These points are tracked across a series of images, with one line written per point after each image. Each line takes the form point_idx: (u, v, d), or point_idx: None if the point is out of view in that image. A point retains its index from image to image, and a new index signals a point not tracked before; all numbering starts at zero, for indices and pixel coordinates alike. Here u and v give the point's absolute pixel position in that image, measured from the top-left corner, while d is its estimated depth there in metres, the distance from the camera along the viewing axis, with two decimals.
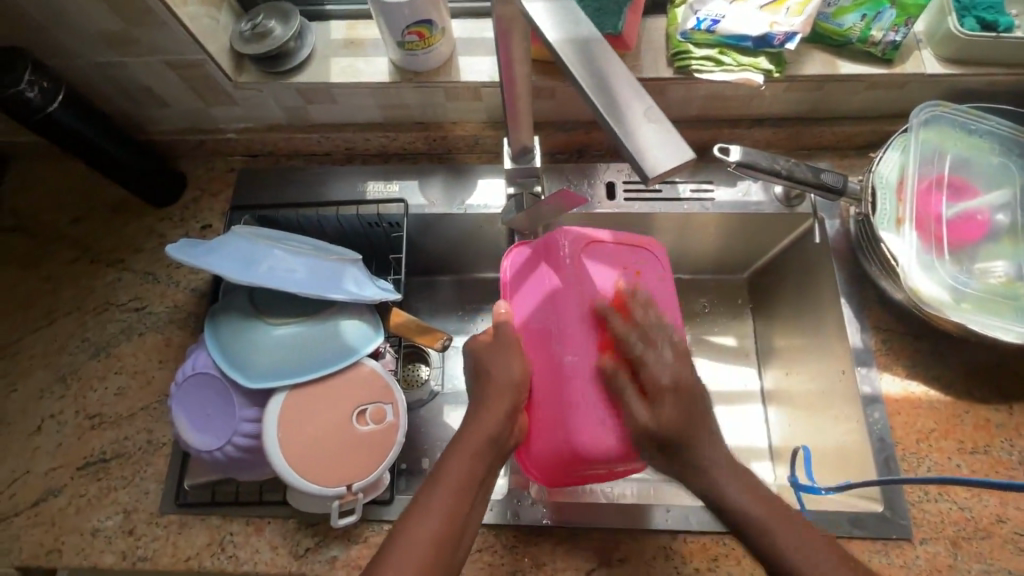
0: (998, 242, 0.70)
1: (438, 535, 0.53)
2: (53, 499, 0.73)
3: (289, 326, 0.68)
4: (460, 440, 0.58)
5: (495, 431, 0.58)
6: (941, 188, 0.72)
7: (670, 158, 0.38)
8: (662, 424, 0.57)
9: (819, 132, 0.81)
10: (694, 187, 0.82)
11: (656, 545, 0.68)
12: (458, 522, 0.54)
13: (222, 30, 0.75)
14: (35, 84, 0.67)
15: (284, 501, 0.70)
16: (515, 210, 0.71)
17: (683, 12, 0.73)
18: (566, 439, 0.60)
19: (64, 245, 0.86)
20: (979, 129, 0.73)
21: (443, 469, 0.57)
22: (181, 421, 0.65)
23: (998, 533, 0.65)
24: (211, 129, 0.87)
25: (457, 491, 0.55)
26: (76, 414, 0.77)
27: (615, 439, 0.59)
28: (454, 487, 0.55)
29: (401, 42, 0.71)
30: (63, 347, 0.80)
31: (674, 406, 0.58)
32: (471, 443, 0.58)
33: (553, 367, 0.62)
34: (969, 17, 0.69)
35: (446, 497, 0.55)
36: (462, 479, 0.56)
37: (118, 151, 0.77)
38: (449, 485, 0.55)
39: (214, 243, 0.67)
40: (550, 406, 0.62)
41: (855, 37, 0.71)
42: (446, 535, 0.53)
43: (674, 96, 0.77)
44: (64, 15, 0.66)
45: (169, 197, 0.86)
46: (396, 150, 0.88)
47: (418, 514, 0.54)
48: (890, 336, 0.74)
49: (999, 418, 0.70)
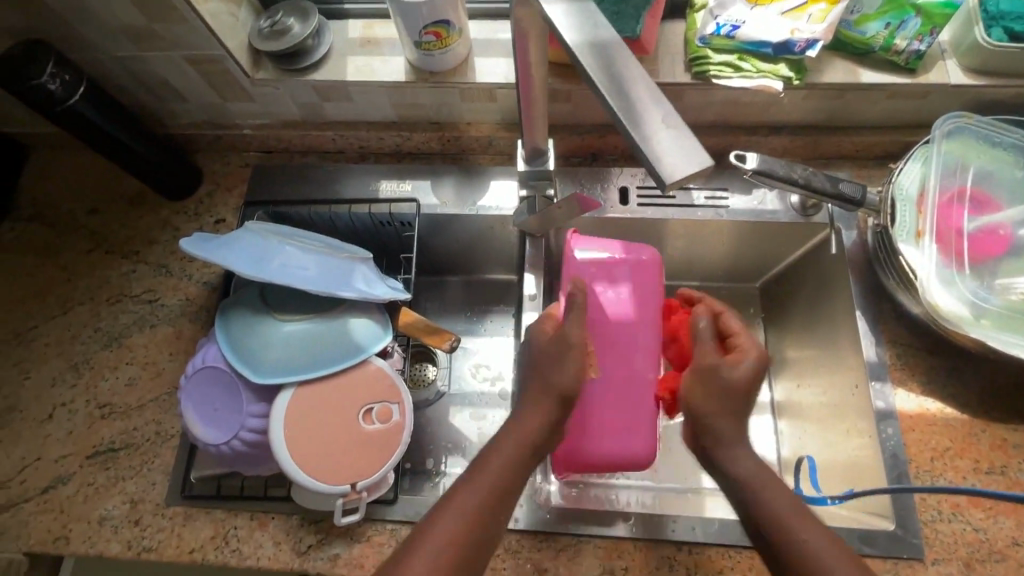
0: (1020, 257, 0.68)
1: (469, 536, 0.52)
2: (61, 486, 0.73)
3: (298, 323, 0.69)
4: (498, 444, 0.58)
5: None
6: (962, 202, 0.70)
7: (688, 164, 0.37)
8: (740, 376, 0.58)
9: (837, 141, 0.79)
10: (708, 194, 0.81)
11: (659, 555, 0.68)
12: (489, 526, 0.53)
13: (241, 27, 0.75)
14: (57, 77, 0.68)
15: (288, 497, 0.71)
16: (527, 212, 0.72)
17: (702, 18, 0.72)
18: (614, 440, 0.66)
19: (81, 235, 0.87)
20: (1004, 141, 0.72)
21: (479, 470, 0.56)
22: (190, 415, 0.65)
23: (1013, 556, 0.63)
24: (227, 124, 0.88)
25: (490, 495, 0.55)
26: (88, 403, 0.78)
27: (656, 444, 0.67)
28: (490, 489, 0.55)
29: (419, 42, 0.71)
30: (76, 337, 0.81)
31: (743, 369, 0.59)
32: (507, 448, 0.57)
33: (615, 374, 0.68)
34: (997, 27, 0.68)
35: (482, 491, 0.55)
36: (496, 484, 0.55)
37: (136, 144, 0.78)
38: (482, 488, 0.55)
39: (227, 238, 0.68)
40: (605, 407, 0.67)
41: (879, 46, 0.70)
42: (476, 536, 0.52)
43: (690, 101, 0.76)
44: (87, 9, 0.67)
45: (185, 191, 0.87)
46: (409, 149, 0.88)
47: (448, 510, 0.53)
48: (905, 351, 0.73)
49: (1016, 438, 0.68)
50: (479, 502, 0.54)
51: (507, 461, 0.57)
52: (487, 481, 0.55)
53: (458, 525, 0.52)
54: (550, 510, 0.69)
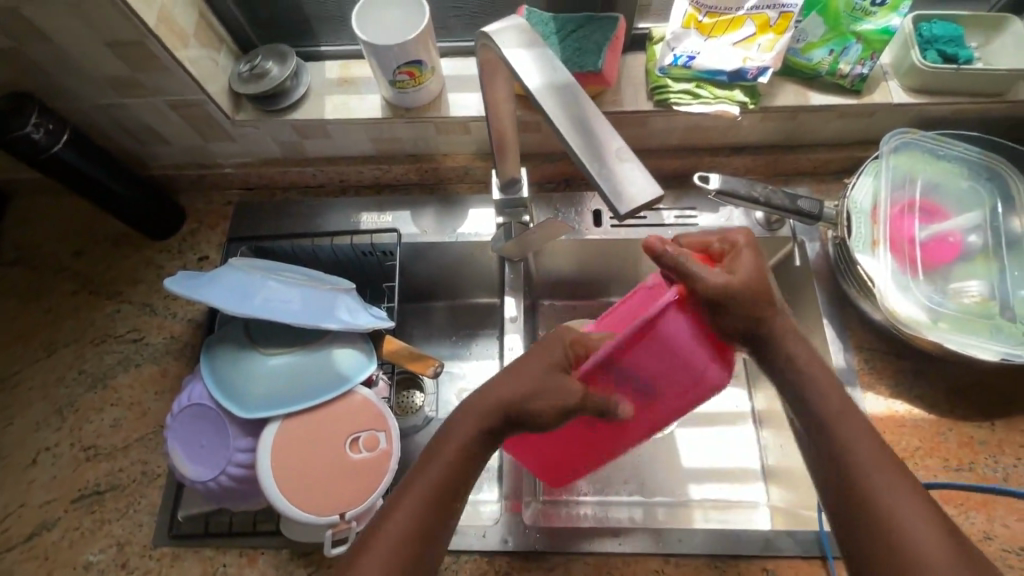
0: (971, 262, 0.73)
1: (425, 523, 0.52)
2: (47, 532, 0.73)
3: (282, 356, 0.70)
4: (461, 415, 0.56)
5: (488, 412, 0.55)
6: (913, 212, 0.75)
7: (640, 194, 0.41)
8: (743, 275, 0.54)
9: (795, 159, 0.84)
10: (678, 213, 0.84)
11: (647, 569, 0.69)
12: (447, 513, 0.53)
13: (221, 71, 0.78)
14: (41, 127, 0.70)
15: (277, 531, 0.71)
16: (504, 238, 0.75)
17: (661, 50, 0.76)
18: (560, 465, 0.68)
19: (64, 277, 0.88)
20: (949, 154, 0.76)
21: (441, 445, 0.55)
22: (176, 452, 0.66)
23: (987, 550, 0.65)
24: (210, 164, 0.89)
25: (443, 483, 0.54)
26: (72, 446, 0.77)
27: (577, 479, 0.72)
28: (446, 470, 0.54)
29: (393, 81, 0.74)
30: (60, 379, 0.81)
31: (750, 263, 0.56)
32: (460, 437, 0.55)
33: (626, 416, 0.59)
34: (931, 50, 0.73)
35: (438, 471, 0.54)
36: (452, 468, 0.54)
37: (120, 187, 0.80)
38: (437, 470, 0.54)
39: (212, 275, 0.69)
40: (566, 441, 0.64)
41: (825, 70, 0.75)
42: (432, 524, 0.53)
43: (656, 127, 0.80)
44: (69, 61, 0.69)
45: (168, 229, 0.89)
46: (388, 181, 0.91)
47: (403, 501, 0.53)
48: (872, 356, 0.76)
49: (982, 435, 0.71)
50: (435, 490, 0.53)
51: (466, 452, 0.55)
52: (439, 469, 0.54)
53: (410, 516, 0.52)
54: (538, 530, 0.70)
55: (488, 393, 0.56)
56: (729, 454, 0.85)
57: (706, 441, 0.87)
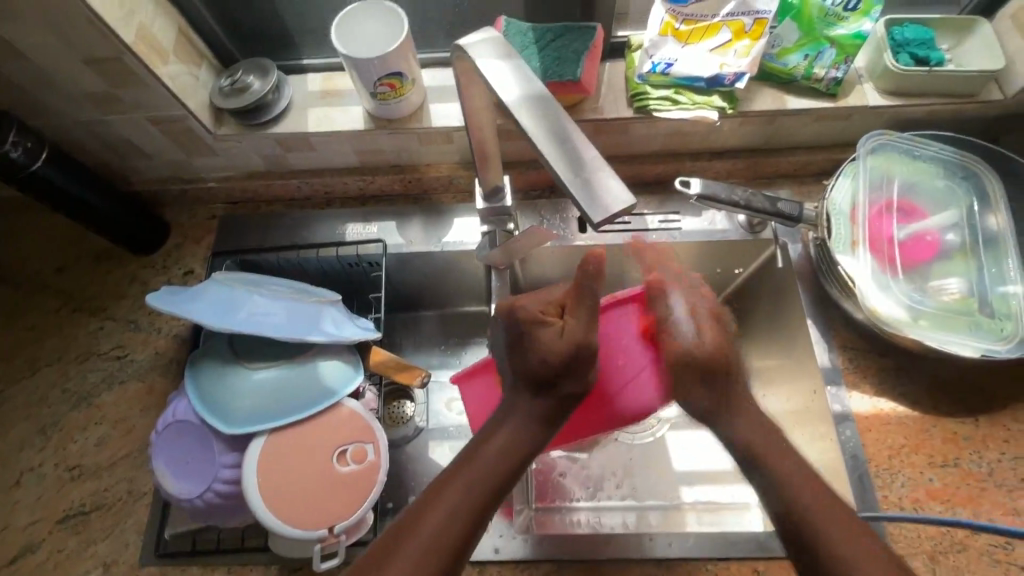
0: (949, 260, 0.74)
1: (450, 541, 0.51)
2: (31, 555, 0.72)
3: (268, 369, 0.69)
4: (494, 425, 0.59)
5: (517, 428, 0.58)
6: (891, 212, 0.76)
7: (615, 201, 0.41)
8: (707, 348, 0.66)
9: (776, 162, 0.85)
10: (662, 218, 0.85)
11: (639, 574, 0.69)
12: (471, 532, 0.52)
13: (202, 86, 0.78)
14: (19, 145, 0.70)
15: (266, 547, 0.70)
16: (488, 247, 0.74)
17: (639, 57, 0.77)
18: None
19: (46, 295, 0.87)
20: (924, 154, 0.77)
21: (477, 453, 0.57)
22: (161, 470, 0.65)
23: (974, 545, 0.66)
24: (193, 178, 0.89)
25: (474, 491, 0.54)
26: (56, 466, 0.76)
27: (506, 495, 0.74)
28: (480, 477, 0.55)
29: (375, 93, 0.74)
30: (44, 399, 0.80)
31: (716, 335, 0.66)
32: (484, 459, 0.56)
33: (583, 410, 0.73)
34: (904, 53, 0.74)
35: (472, 480, 0.55)
36: (483, 481, 0.55)
37: (100, 203, 0.79)
38: (473, 478, 0.55)
39: (194, 291, 0.69)
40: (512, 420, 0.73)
41: (800, 75, 0.76)
42: (457, 542, 0.52)
43: (637, 133, 0.81)
44: (46, 78, 0.69)
45: (152, 244, 0.88)
46: (373, 192, 0.91)
47: (425, 518, 0.52)
48: (857, 355, 0.77)
49: (965, 431, 0.72)
50: (460, 510, 0.53)
51: (494, 475, 0.55)
52: (461, 489, 0.54)
53: (435, 534, 0.51)
54: (529, 537, 0.70)
55: (505, 421, 0.58)
56: (719, 455, 0.86)
57: (696, 444, 0.87)
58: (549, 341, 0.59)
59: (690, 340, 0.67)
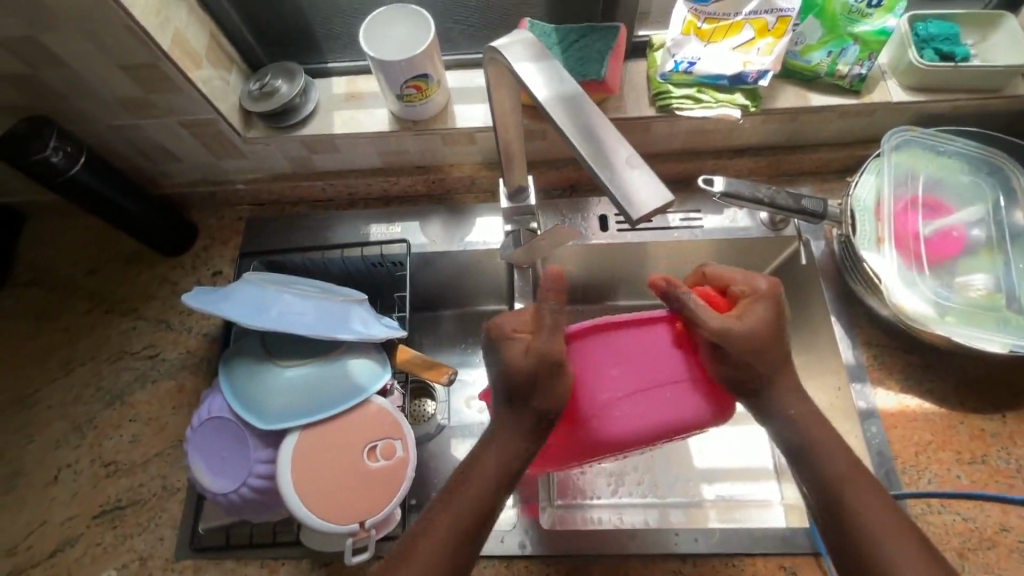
0: (975, 256, 0.74)
1: (463, 534, 0.54)
2: (69, 549, 0.74)
3: (299, 368, 0.71)
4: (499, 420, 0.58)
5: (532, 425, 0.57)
6: (917, 208, 0.76)
7: (652, 200, 0.41)
8: (750, 325, 0.58)
9: (798, 159, 0.85)
10: (683, 216, 0.85)
11: (666, 569, 0.69)
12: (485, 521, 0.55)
13: (232, 90, 0.80)
14: (59, 150, 0.72)
15: (297, 542, 0.72)
16: (513, 245, 0.74)
17: (661, 56, 0.78)
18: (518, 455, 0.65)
19: (79, 296, 0.89)
20: (948, 150, 0.77)
21: (487, 447, 0.57)
22: (197, 466, 0.67)
23: (1003, 542, 0.66)
24: (221, 181, 0.91)
25: (487, 486, 0.56)
26: (93, 462, 0.79)
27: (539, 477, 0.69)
28: (493, 472, 0.56)
29: (401, 95, 0.76)
30: (78, 398, 0.83)
31: (764, 313, 0.59)
32: (493, 457, 0.57)
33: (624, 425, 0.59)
34: (928, 49, 0.74)
35: (485, 475, 0.56)
36: (494, 474, 0.56)
37: (133, 206, 0.81)
38: (485, 472, 0.56)
39: (227, 290, 0.70)
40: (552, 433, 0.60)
41: (824, 72, 0.76)
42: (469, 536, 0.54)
43: (658, 132, 0.81)
44: (84, 86, 0.71)
45: (181, 247, 0.90)
46: (396, 193, 0.92)
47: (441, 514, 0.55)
48: (881, 352, 0.77)
49: (993, 427, 0.72)
50: (465, 521, 0.54)
51: (506, 469, 0.56)
52: (476, 485, 0.56)
53: (449, 525, 0.54)
54: (554, 534, 0.71)
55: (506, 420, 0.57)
56: (741, 452, 0.86)
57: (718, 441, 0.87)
58: (516, 357, 0.58)
59: (735, 322, 0.58)
